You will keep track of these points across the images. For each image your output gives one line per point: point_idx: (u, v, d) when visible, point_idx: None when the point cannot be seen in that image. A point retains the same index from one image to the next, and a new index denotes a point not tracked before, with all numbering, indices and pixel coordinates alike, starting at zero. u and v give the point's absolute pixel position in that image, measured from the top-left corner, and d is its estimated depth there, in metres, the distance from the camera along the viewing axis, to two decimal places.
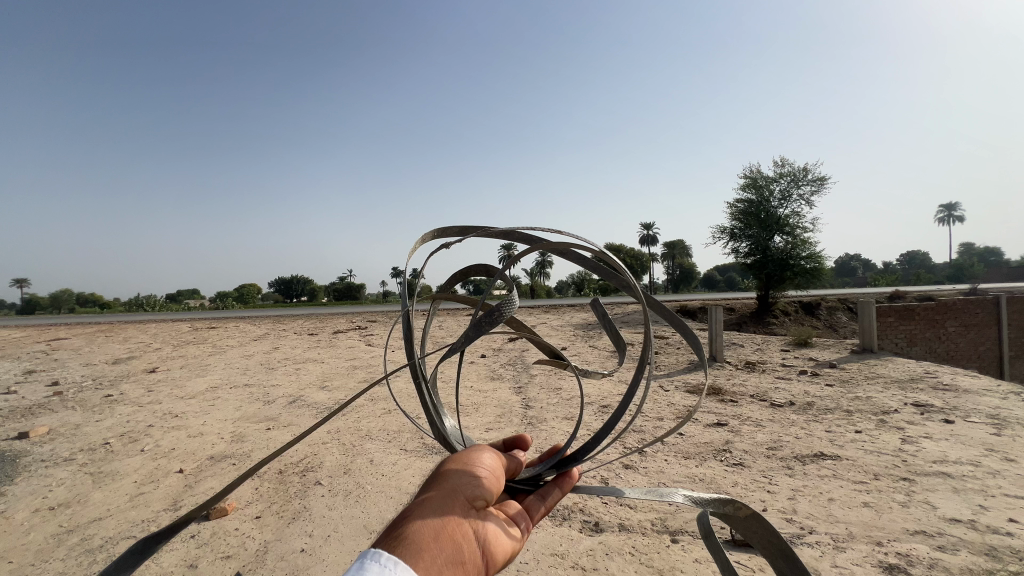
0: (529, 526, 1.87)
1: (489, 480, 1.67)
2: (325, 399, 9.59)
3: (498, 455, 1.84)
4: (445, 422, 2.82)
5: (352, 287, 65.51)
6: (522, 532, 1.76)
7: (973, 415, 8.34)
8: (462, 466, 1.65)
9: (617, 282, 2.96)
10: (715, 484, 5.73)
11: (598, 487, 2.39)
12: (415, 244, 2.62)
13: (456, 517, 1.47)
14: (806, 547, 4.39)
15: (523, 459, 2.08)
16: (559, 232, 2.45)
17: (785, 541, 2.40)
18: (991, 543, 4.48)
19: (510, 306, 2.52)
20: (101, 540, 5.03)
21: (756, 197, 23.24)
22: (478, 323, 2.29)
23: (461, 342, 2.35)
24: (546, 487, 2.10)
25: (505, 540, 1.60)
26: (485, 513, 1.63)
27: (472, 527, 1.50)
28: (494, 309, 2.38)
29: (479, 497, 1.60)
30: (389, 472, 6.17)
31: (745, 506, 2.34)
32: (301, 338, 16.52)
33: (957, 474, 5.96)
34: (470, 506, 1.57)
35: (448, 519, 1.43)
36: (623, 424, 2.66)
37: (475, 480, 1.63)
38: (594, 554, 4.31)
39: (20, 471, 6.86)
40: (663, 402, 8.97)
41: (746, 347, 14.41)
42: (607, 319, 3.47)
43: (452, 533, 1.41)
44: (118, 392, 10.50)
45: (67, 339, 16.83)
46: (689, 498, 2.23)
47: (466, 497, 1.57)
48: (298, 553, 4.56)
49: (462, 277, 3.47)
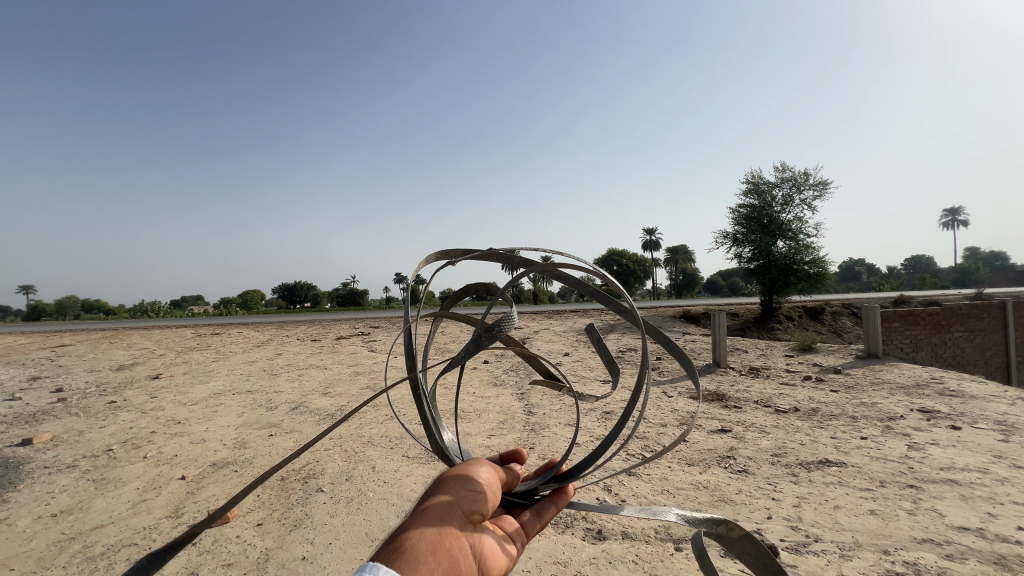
0: (527, 541, 1.83)
1: (486, 493, 1.65)
2: (327, 405, 9.60)
3: (496, 468, 1.83)
4: (444, 435, 2.83)
5: (354, 293, 65.69)
6: (520, 548, 1.73)
7: (980, 421, 8.28)
8: (459, 479, 1.64)
9: (615, 307, 2.94)
10: (719, 491, 5.68)
11: (592, 504, 2.36)
12: (419, 263, 2.64)
13: (453, 531, 1.45)
14: (812, 555, 4.35)
15: (520, 473, 2.06)
16: (559, 253, 2.47)
17: (780, 564, 2.33)
18: (1000, 551, 4.43)
19: (510, 322, 2.51)
20: (103, 547, 5.02)
21: (758, 202, 23.19)
22: (478, 338, 2.30)
23: (460, 357, 2.35)
24: (541, 502, 2.05)
25: (502, 556, 1.56)
26: (482, 528, 1.60)
27: (469, 541, 1.48)
28: (494, 324, 2.40)
29: (475, 511, 1.58)
30: (391, 479, 6.14)
31: (737, 526, 2.31)
32: (304, 344, 16.56)
33: (964, 482, 5.91)
34: (467, 519, 1.55)
35: (444, 532, 1.41)
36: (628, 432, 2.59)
37: (471, 493, 1.61)
38: (596, 562, 4.28)
39: (23, 477, 6.87)
40: (667, 409, 8.90)
41: (749, 352, 14.34)
42: (601, 345, 3.43)
43: (448, 546, 1.38)
44: (121, 399, 10.52)
45: (71, 345, 16.94)
46: (683, 518, 2.18)
47: (463, 511, 1.55)
48: (299, 561, 4.54)
49: (462, 295, 3.49)
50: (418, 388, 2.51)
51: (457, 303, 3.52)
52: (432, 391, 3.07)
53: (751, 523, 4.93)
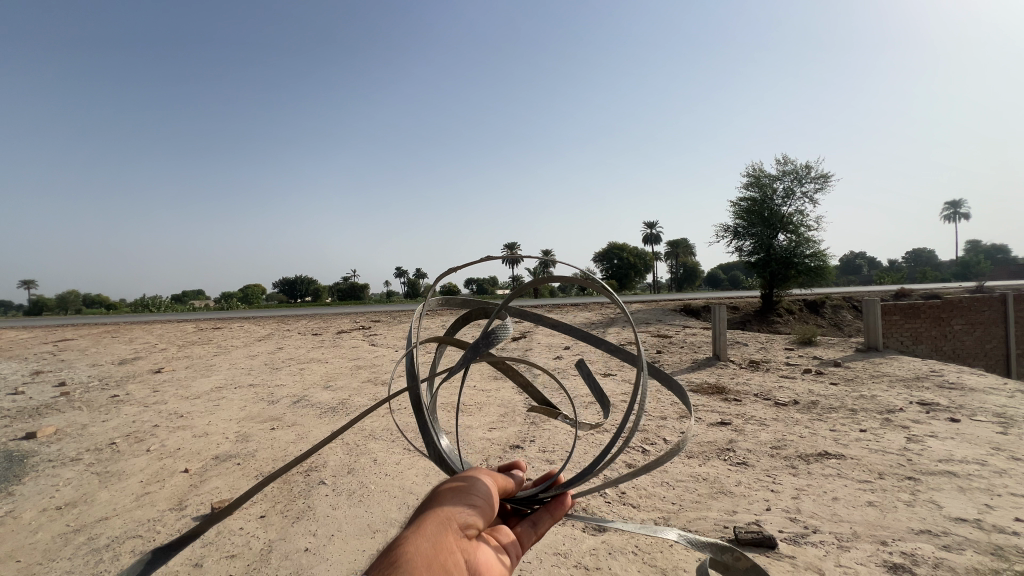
0: (521, 552, 1.82)
1: (482, 507, 1.66)
2: (328, 398, 9.66)
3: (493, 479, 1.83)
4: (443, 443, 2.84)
5: (354, 287, 65.69)
6: (514, 560, 1.72)
7: (979, 413, 8.31)
8: (456, 492, 1.64)
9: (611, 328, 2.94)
10: (718, 483, 5.73)
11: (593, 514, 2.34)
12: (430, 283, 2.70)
13: (449, 546, 1.44)
14: (810, 547, 4.39)
15: (518, 481, 2.05)
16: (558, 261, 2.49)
17: None
18: (997, 542, 4.46)
19: (507, 329, 2.53)
20: (108, 539, 5.07)
21: (759, 195, 23.08)
22: (476, 345, 2.33)
23: (459, 364, 2.39)
24: (537, 513, 2.00)
25: (497, 569, 1.56)
26: (477, 542, 1.60)
27: (465, 555, 1.48)
28: (491, 331, 2.43)
29: (471, 525, 1.58)
30: (393, 471, 6.18)
31: (744, 557, 2.27)
32: (305, 338, 16.62)
33: (962, 473, 5.94)
34: (463, 533, 1.55)
35: (440, 546, 1.40)
36: (633, 425, 2.37)
37: (468, 506, 1.61)
38: (596, 553, 4.32)
39: (27, 471, 6.93)
40: (666, 403, 8.94)
41: (749, 346, 14.36)
42: (594, 377, 3.41)
43: (444, 561, 1.38)
44: (124, 393, 10.58)
45: (73, 339, 17.03)
46: (685, 539, 2.09)
47: (459, 525, 1.55)
48: (302, 553, 4.59)
49: (465, 319, 3.50)
50: (419, 398, 2.51)
51: (460, 328, 3.53)
52: (432, 401, 3.06)
53: (750, 515, 4.98)
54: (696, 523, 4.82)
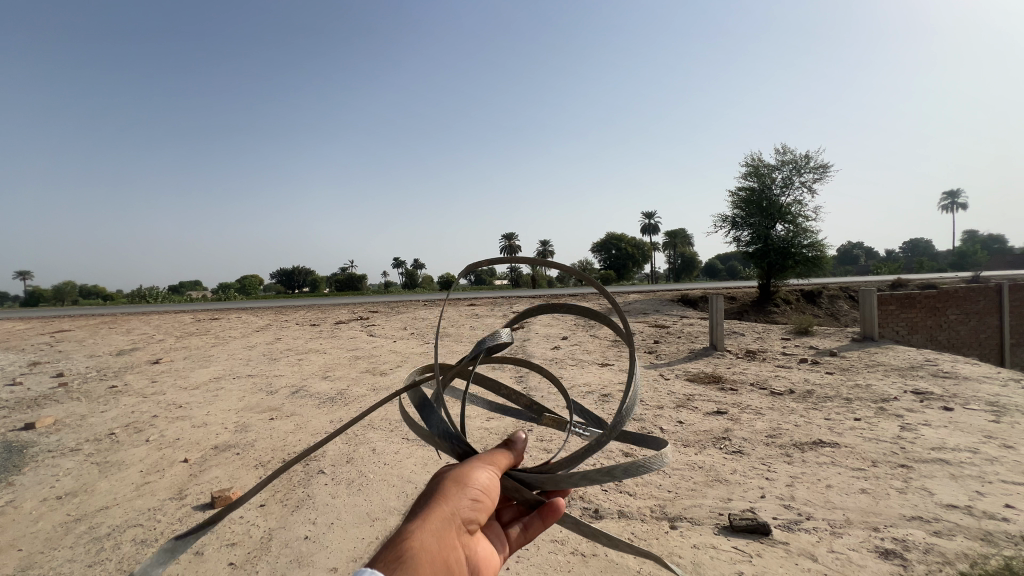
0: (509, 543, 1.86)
1: (483, 500, 1.68)
2: (327, 388, 9.69)
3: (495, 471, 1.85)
4: None
5: (351, 278, 65.53)
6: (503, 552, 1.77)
7: (973, 402, 8.40)
8: (458, 484, 1.64)
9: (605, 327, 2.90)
10: (714, 471, 5.79)
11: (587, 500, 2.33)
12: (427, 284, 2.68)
13: (452, 542, 1.47)
14: (803, 533, 4.45)
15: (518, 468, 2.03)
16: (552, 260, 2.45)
17: None
18: (986, 527, 4.53)
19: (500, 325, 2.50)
20: (109, 528, 5.11)
21: (758, 185, 23.01)
22: None
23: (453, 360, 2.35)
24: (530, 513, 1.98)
25: (491, 563, 1.61)
26: (475, 534, 1.63)
27: (465, 551, 1.50)
28: None
29: (472, 519, 1.61)
30: (392, 461, 6.23)
31: None
32: (303, 329, 16.62)
33: (955, 461, 6.02)
34: (464, 528, 1.57)
35: (444, 543, 1.43)
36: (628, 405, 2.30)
37: (469, 501, 1.63)
38: (593, 540, 4.38)
39: (27, 461, 6.95)
40: (664, 392, 8.99)
41: (746, 336, 14.44)
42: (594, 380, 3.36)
43: (446, 557, 1.41)
44: (122, 383, 10.58)
45: (70, 330, 16.98)
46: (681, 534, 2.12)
47: (462, 520, 1.57)
48: (302, 540, 4.64)
49: None
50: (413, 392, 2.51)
51: None
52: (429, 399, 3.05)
53: (745, 502, 5.05)
54: (692, 510, 4.89)
